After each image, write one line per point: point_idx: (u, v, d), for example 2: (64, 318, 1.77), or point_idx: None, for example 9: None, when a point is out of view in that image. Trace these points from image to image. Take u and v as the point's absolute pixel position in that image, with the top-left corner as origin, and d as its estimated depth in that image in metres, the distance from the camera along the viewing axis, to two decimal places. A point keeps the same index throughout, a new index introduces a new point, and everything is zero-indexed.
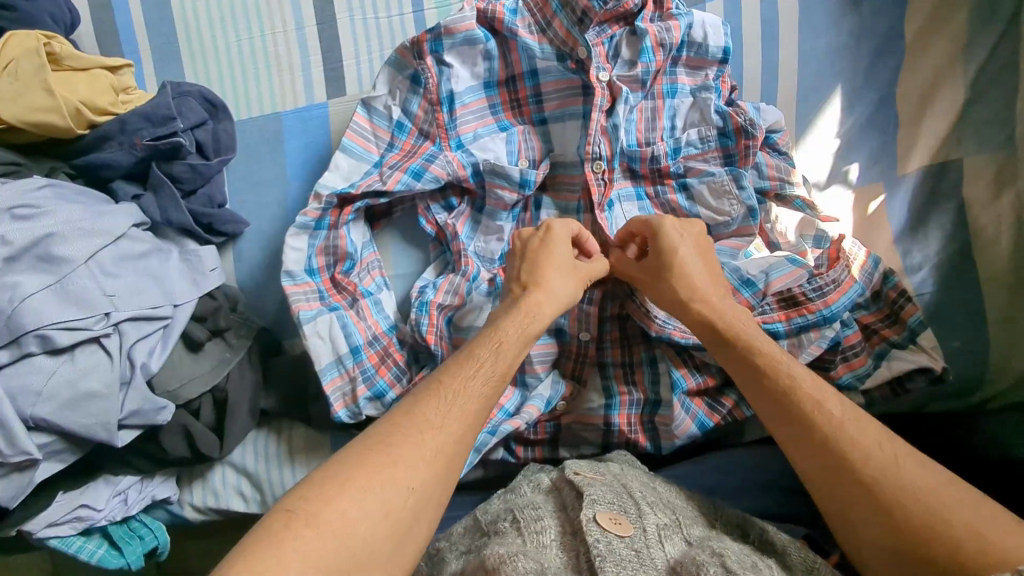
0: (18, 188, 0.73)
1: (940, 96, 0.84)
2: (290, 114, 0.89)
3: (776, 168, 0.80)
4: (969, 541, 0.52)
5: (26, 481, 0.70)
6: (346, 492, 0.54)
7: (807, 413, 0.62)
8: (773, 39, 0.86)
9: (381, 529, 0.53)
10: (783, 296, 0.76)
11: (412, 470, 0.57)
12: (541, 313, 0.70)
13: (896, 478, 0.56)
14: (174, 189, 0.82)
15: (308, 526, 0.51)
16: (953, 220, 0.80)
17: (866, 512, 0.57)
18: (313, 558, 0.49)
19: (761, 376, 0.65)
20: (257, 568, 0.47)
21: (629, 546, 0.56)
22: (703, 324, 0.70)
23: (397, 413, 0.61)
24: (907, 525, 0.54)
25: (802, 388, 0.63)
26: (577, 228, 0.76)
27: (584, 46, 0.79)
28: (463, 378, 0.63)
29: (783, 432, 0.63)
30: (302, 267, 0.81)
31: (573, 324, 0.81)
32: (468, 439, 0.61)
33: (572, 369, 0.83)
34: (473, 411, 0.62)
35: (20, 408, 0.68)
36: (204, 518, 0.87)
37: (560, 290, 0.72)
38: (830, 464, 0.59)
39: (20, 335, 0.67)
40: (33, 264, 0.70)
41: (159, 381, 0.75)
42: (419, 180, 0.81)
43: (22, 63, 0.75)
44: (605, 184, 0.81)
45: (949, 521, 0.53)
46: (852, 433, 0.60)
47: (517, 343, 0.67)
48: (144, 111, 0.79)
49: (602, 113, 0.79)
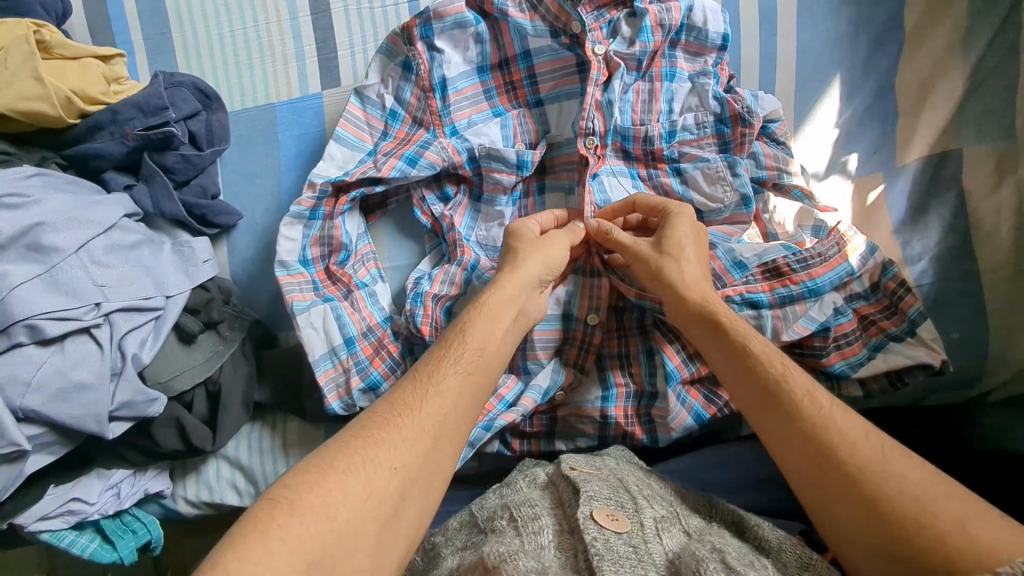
0: (7, 177, 0.72)
1: (939, 85, 0.83)
2: (283, 105, 0.88)
3: (774, 158, 0.79)
4: (954, 536, 0.49)
5: (16, 473, 0.69)
6: (327, 477, 0.53)
7: (796, 407, 0.60)
8: (771, 28, 0.85)
9: (366, 511, 0.52)
10: (768, 267, 0.76)
11: (392, 451, 0.56)
12: (507, 292, 0.70)
13: (883, 469, 0.54)
14: (167, 180, 0.81)
15: (294, 511, 0.50)
16: (952, 211, 0.79)
17: (850, 507, 0.54)
18: (299, 543, 0.48)
19: (756, 367, 0.64)
20: (246, 557, 0.46)
21: (627, 543, 0.55)
22: (702, 314, 0.70)
23: (378, 403, 0.61)
24: (895, 518, 0.52)
25: (792, 378, 0.62)
26: (552, 216, 0.79)
27: (579, 21, 0.78)
28: (437, 364, 0.63)
29: (772, 424, 0.61)
30: (296, 257, 0.80)
31: (580, 305, 0.80)
32: (452, 419, 0.60)
33: (575, 358, 0.81)
34: (454, 390, 0.62)
35: (9, 400, 0.67)
36: (197, 513, 0.86)
37: (528, 268, 0.71)
38: (815, 453, 0.57)
39: (9, 325, 0.66)
40: (22, 254, 0.69)
41: (151, 373, 0.74)
42: (414, 166, 0.80)
43: (11, 51, 0.74)
44: (598, 158, 0.80)
45: (933, 515, 0.51)
46: (839, 423, 0.58)
47: (490, 324, 0.68)
48: (137, 100, 0.79)
49: (597, 86, 0.79)
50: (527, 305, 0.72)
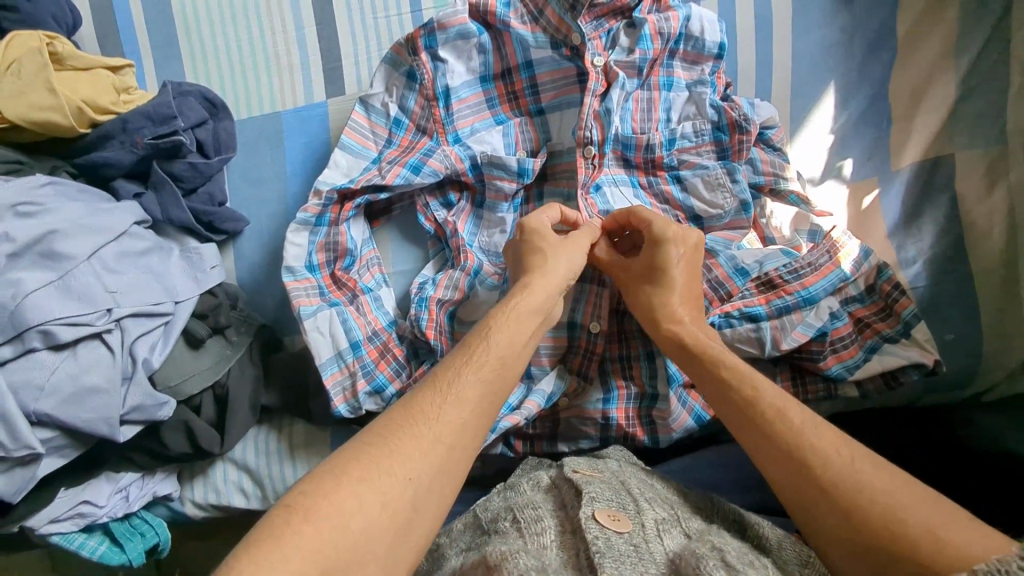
0: (21, 185, 0.74)
1: (932, 91, 0.85)
2: (289, 114, 0.90)
3: (770, 164, 0.81)
4: (926, 542, 0.50)
5: (29, 476, 0.70)
6: (342, 485, 0.54)
7: (763, 420, 0.62)
8: (766, 36, 0.87)
9: (380, 520, 0.53)
10: (761, 280, 0.78)
11: (408, 461, 0.57)
12: (531, 292, 0.71)
13: (857, 481, 0.55)
14: (176, 188, 0.83)
15: (308, 518, 0.51)
16: (945, 214, 0.81)
17: (829, 515, 0.55)
18: (313, 550, 0.49)
19: (725, 387, 0.66)
20: (262, 561, 0.47)
21: (628, 542, 0.56)
22: (673, 339, 0.72)
23: (395, 408, 0.61)
24: (869, 526, 0.53)
25: (763, 395, 0.63)
26: (560, 211, 0.78)
27: (578, 33, 0.80)
28: (456, 370, 0.64)
29: (747, 439, 0.62)
30: (303, 263, 0.82)
31: (584, 316, 0.81)
32: (468, 429, 0.61)
33: (580, 366, 0.82)
34: (472, 400, 0.62)
35: (23, 403, 0.68)
36: (204, 515, 0.88)
37: (556, 270, 0.72)
38: (793, 470, 0.58)
39: (24, 331, 0.67)
40: (36, 261, 0.70)
41: (161, 377, 0.76)
42: (418, 174, 0.82)
43: (24, 63, 0.76)
44: (597, 168, 0.82)
45: (904, 521, 0.51)
46: (811, 438, 0.59)
47: (511, 330, 0.68)
48: (146, 110, 0.80)
49: (596, 96, 0.80)
50: (553, 311, 0.73)
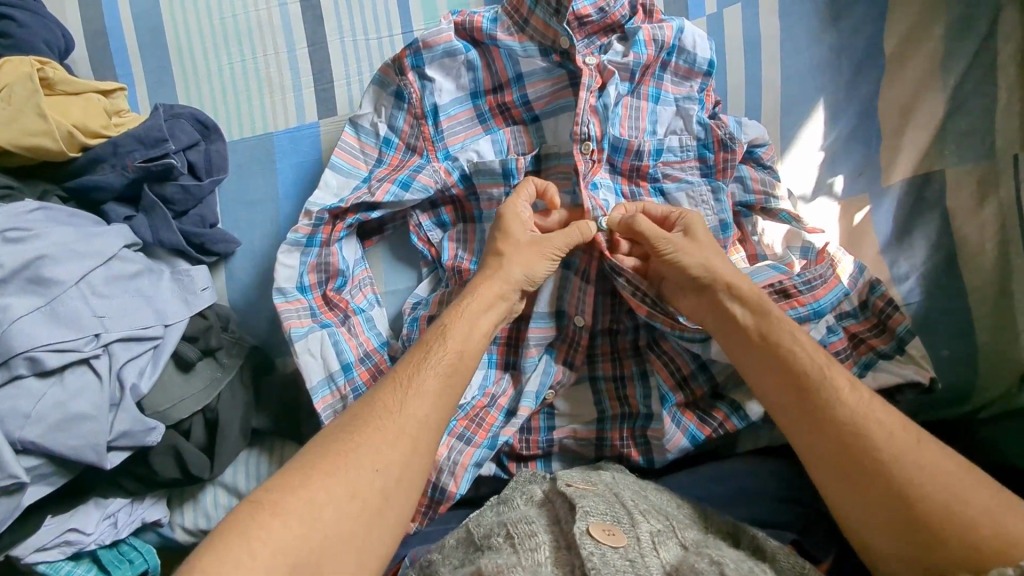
0: (9, 211, 0.74)
1: (920, 108, 0.85)
2: (280, 134, 0.90)
3: (761, 182, 0.81)
4: (984, 524, 0.53)
5: (14, 505, 0.69)
6: (311, 480, 0.56)
7: (843, 403, 0.61)
8: (756, 55, 0.88)
9: (350, 512, 0.56)
10: (774, 289, 0.76)
11: (375, 453, 0.59)
12: (488, 288, 0.71)
13: (918, 460, 0.57)
14: (166, 210, 0.83)
15: (275, 513, 0.53)
16: (937, 230, 0.81)
17: (876, 488, 0.57)
18: (281, 544, 0.52)
19: (779, 357, 0.66)
20: (224, 560, 0.49)
21: (623, 556, 0.56)
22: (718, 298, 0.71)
23: (359, 405, 0.63)
24: (925, 510, 0.55)
25: (832, 370, 0.63)
26: (540, 187, 0.77)
27: (565, 37, 0.78)
28: (417, 365, 0.65)
29: (800, 407, 0.63)
30: (294, 284, 0.81)
31: (570, 305, 0.81)
32: (433, 419, 0.63)
33: (564, 354, 0.82)
34: (433, 391, 0.64)
35: (8, 431, 0.67)
36: (194, 541, 0.86)
37: (512, 271, 0.72)
38: (845, 446, 0.60)
39: (10, 357, 0.67)
40: (24, 287, 0.70)
41: (149, 403, 0.74)
42: (408, 189, 0.82)
43: (15, 88, 0.76)
44: (594, 164, 0.80)
45: (965, 505, 0.54)
46: (879, 416, 0.60)
47: (469, 326, 0.69)
48: (137, 133, 0.81)
49: (591, 92, 0.79)
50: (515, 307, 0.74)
